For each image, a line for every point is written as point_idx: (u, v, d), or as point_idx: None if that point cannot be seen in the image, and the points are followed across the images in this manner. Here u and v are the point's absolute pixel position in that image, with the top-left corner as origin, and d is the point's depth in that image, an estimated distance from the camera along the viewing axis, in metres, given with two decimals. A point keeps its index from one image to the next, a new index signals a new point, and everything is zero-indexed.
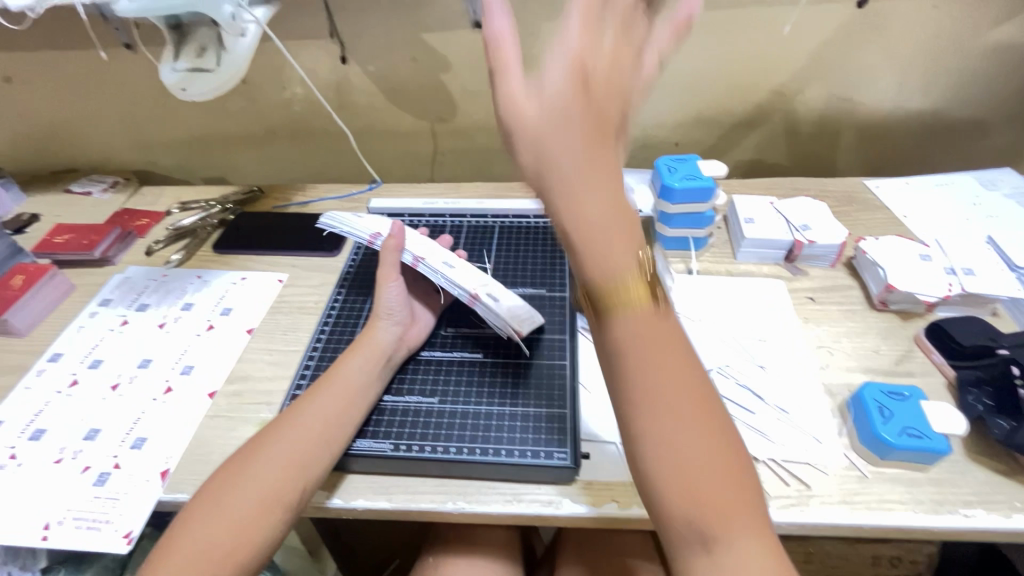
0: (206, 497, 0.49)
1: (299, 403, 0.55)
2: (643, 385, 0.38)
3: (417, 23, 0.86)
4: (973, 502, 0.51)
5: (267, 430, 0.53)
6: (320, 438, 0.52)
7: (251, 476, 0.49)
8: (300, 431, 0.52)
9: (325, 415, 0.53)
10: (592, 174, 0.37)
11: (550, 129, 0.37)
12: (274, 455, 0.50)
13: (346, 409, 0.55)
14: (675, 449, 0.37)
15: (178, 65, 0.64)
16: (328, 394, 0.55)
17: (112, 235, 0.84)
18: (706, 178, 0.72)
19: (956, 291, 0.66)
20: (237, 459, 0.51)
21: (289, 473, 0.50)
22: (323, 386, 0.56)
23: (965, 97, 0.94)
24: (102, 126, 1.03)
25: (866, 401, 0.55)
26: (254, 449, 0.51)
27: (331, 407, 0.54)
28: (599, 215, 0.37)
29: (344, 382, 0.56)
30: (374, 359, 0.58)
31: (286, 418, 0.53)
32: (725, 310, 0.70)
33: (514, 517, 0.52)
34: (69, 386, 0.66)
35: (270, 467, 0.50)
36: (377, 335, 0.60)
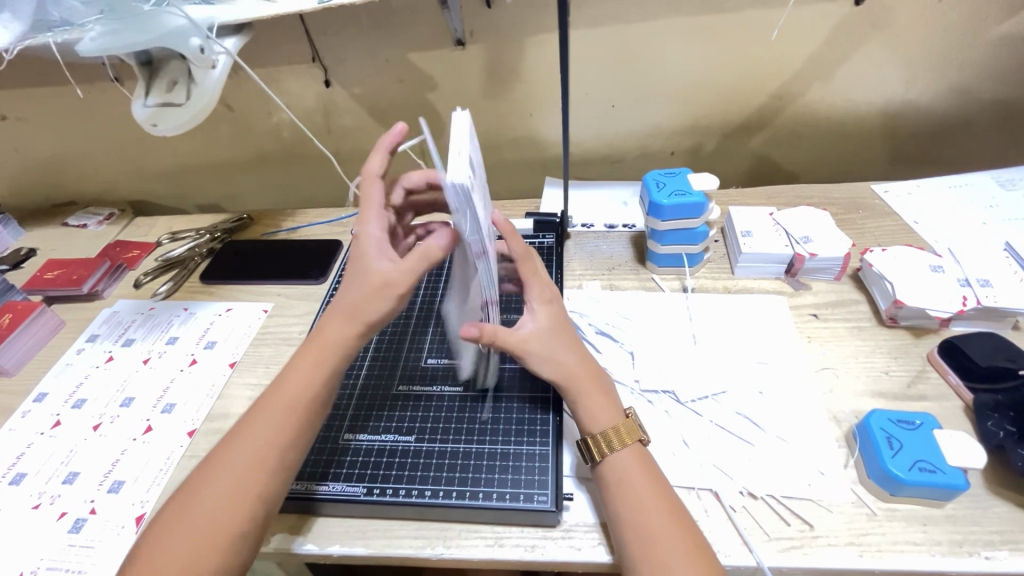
0: (149, 536, 0.44)
1: (240, 425, 0.48)
2: (634, 491, 0.46)
3: (399, 43, 0.85)
4: (996, 542, 0.46)
5: (210, 457, 0.47)
6: (268, 463, 0.46)
7: (194, 512, 0.44)
8: (245, 456, 0.46)
9: (273, 437, 0.47)
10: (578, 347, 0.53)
11: (552, 329, 0.53)
12: (217, 484, 0.45)
13: (295, 426, 0.48)
14: (635, 488, 0.46)
15: (149, 101, 0.63)
16: (270, 413, 0.48)
17: (101, 269, 0.84)
18: (697, 192, 0.68)
19: (971, 304, 0.61)
20: (181, 494, 0.45)
21: (235, 504, 0.44)
22: (268, 399, 0.49)
23: (977, 92, 0.89)
24: (96, 158, 1.04)
25: (872, 431, 0.51)
26: (197, 479, 0.46)
27: (277, 426, 0.48)
28: (579, 366, 0.52)
29: (288, 396, 0.49)
30: (326, 365, 0.50)
31: (227, 442, 0.47)
32: (721, 330, 0.66)
33: (494, 563, 0.49)
34: (52, 427, 0.66)
35: (213, 500, 0.44)
36: (330, 337, 0.50)
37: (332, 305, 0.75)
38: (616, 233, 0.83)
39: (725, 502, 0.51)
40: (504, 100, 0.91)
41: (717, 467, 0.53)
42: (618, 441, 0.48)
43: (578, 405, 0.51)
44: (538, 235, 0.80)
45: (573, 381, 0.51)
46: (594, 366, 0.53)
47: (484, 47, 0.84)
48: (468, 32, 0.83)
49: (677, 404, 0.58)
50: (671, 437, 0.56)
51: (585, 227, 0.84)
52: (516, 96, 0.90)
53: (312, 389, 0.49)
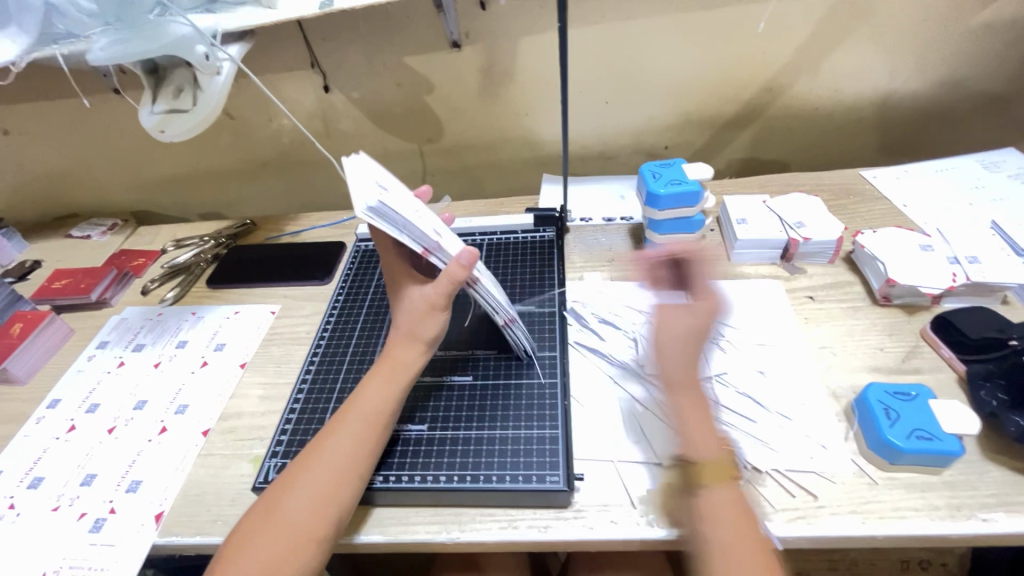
0: (234, 541, 0.46)
1: (319, 439, 0.51)
2: (724, 520, 0.46)
3: (396, 47, 0.87)
4: (992, 505, 0.48)
5: (292, 468, 0.50)
6: (349, 472, 0.49)
7: (281, 519, 0.46)
8: (329, 466, 0.49)
9: (353, 448, 0.50)
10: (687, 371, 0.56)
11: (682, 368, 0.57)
12: (304, 491, 0.48)
13: (372, 440, 0.52)
14: (723, 518, 0.46)
15: (156, 107, 0.65)
16: (350, 427, 0.52)
17: (108, 277, 0.85)
18: (692, 182, 0.70)
19: (960, 281, 0.63)
20: (264, 503, 0.48)
21: (322, 508, 0.47)
22: (346, 412, 0.53)
23: (960, 79, 0.92)
24: (98, 170, 1.05)
25: (870, 403, 0.53)
26: (280, 489, 0.48)
27: (356, 439, 0.51)
28: None
29: (365, 411, 0.52)
30: (398, 385, 0.54)
31: (309, 455, 0.50)
32: (720, 314, 0.68)
33: (511, 544, 0.51)
34: (67, 432, 0.67)
35: (299, 506, 0.47)
36: (401, 357, 0.55)
37: (340, 303, 0.76)
38: (614, 225, 0.85)
39: None
40: (500, 100, 0.93)
41: None
42: (713, 477, 0.48)
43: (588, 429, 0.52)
44: (539, 230, 0.82)
45: None
46: (696, 400, 0.55)
47: (480, 49, 0.86)
48: (463, 34, 0.85)
49: None
50: None
51: (584, 221, 0.86)
52: (512, 95, 0.92)
53: (387, 407, 0.53)
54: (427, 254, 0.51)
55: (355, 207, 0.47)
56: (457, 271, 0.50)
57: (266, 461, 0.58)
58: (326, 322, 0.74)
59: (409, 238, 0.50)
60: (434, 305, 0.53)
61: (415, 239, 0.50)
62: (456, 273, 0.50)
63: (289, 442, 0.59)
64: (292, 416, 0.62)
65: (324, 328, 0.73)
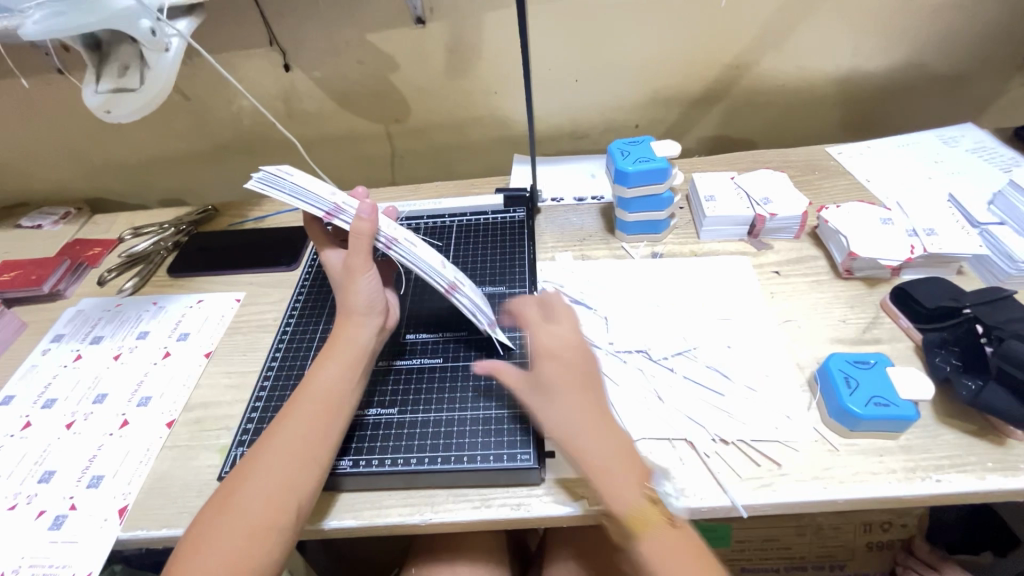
0: (191, 535, 0.46)
1: (272, 426, 0.51)
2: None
3: (358, 23, 0.84)
4: (945, 466, 0.50)
5: (248, 459, 0.49)
6: (304, 459, 0.48)
7: (238, 510, 0.45)
8: (284, 453, 0.48)
9: (307, 433, 0.49)
10: (575, 396, 0.49)
11: (552, 409, 0.49)
12: (260, 479, 0.47)
13: (327, 423, 0.51)
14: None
15: (101, 87, 0.61)
16: (303, 411, 0.51)
17: (61, 267, 0.82)
18: (660, 159, 0.70)
19: (919, 253, 0.65)
20: (220, 496, 0.47)
21: (281, 496, 0.46)
22: (299, 398, 0.52)
23: (921, 55, 0.93)
24: (46, 155, 1.00)
25: (830, 372, 0.54)
26: (236, 480, 0.47)
27: (310, 423, 0.50)
28: (575, 422, 0.48)
29: (317, 394, 0.52)
30: (347, 365, 0.53)
31: (264, 443, 0.49)
32: (689, 290, 0.68)
33: (484, 523, 0.51)
34: (22, 428, 0.64)
35: (256, 496, 0.46)
36: (345, 335, 0.55)
37: (306, 289, 0.74)
38: (585, 205, 0.84)
39: (698, 449, 0.53)
40: (468, 78, 0.91)
41: (689, 417, 0.56)
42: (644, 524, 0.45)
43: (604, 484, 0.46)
44: (509, 210, 0.81)
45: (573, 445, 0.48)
46: (597, 426, 0.48)
47: (445, 25, 0.84)
48: (427, 9, 0.82)
49: (651, 361, 0.61)
50: (646, 393, 0.58)
51: (555, 201, 0.85)
52: (480, 72, 0.90)
53: (340, 389, 0.52)
54: (330, 216, 0.56)
55: (247, 180, 0.54)
56: (360, 225, 0.54)
57: (233, 450, 0.57)
58: (293, 307, 0.72)
59: (308, 205, 0.55)
60: (354, 268, 0.55)
61: (313, 205, 0.55)
62: (361, 227, 0.54)
63: (256, 431, 0.58)
64: (258, 405, 0.61)
65: (290, 314, 0.71)
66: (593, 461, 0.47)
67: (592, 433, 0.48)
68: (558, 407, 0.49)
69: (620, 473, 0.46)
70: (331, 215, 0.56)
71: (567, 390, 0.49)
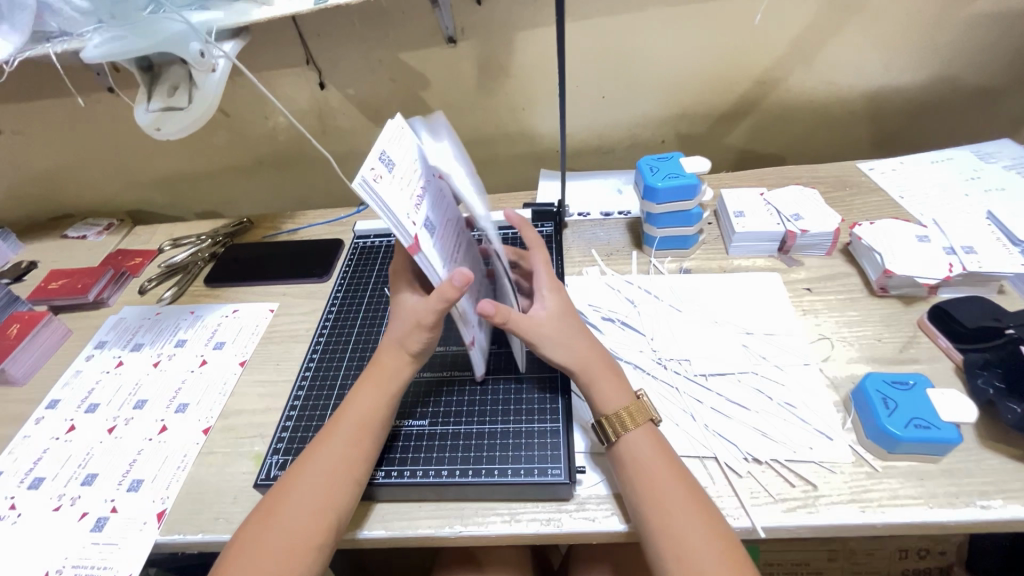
0: (234, 544, 0.47)
1: (312, 445, 0.52)
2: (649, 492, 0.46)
3: (393, 43, 0.86)
4: (990, 492, 0.49)
5: (290, 473, 0.50)
6: (342, 478, 0.49)
7: (279, 522, 0.47)
8: (323, 473, 0.49)
9: (346, 451, 0.51)
10: (564, 309, 0.56)
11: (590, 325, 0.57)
12: (300, 497, 0.48)
13: (364, 443, 0.52)
14: (650, 473, 0.47)
15: (151, 105, 0.64)
16: (342, 434, 0.52)
17: (105, 276, 0.85)
18: (689, 175, 0.70)
19: (957, 271, 0.63)
20: (262, 509, 0.48)
21: (319, 514, 0.47)
22: (339, 421, 0.53)
23: (956, 70, 0.92)
24: (93, 169, 1.05)
25: (868, 392, 0.53)
26: (278, 495, 0.49)
27: (349, 444, 0.51)
28: (589, 353, 0.54)
29: (355, 418, 0.53)
30: (388, 392, 0.54)
31: (306, 459, 0.51)
32: (720, 304, 0.68)
33: (512, 537, 0.51)
34: (67, 432, 0.67)
35: (295, 517, 0.47)
36: (389, 363, 0.55)
37: (338, 301, 0.75)
38: (613, 220, 0.85)
39: (730, 468, 0.53)
40: (497, 95, 0.93)
41: (721, 434, 0.55)
42: (631, 421, 0.50)
43: (592, 389, 0.52)
44: (537, 225, 0.82)
45: (585, 366, 0.53)
46: (605, 353, 0.55)
47: (475, 44, 0.86)
48: (460, 29, 0.84)
49: (683, 377, 0.61)
50: (678, 410, 0.58)
51: (582, 216, 0.86)
52: (509, 90, 0.92)
53: (377, 414, 0.53)
54: (413, 253, 0.45)
55: (356, 178, 0.40)
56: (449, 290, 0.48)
57: (268, 458, 0.57)
58: (325, 316, 0.73)
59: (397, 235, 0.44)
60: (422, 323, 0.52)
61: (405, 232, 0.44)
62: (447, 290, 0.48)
63: (290, 439, 0.59)
64: (292, 413, 0.62)
65: (323, 324, 0.72)
66: (598, 378, 0.53)
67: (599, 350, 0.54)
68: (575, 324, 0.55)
69: (609, 387, 0.52)
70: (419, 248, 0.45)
71: (557, 297, 0.57)
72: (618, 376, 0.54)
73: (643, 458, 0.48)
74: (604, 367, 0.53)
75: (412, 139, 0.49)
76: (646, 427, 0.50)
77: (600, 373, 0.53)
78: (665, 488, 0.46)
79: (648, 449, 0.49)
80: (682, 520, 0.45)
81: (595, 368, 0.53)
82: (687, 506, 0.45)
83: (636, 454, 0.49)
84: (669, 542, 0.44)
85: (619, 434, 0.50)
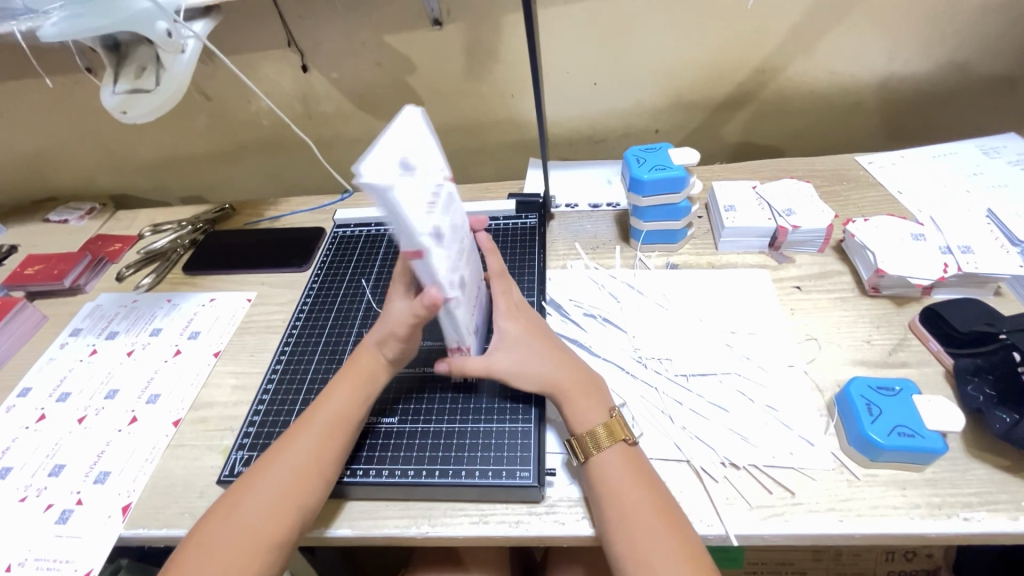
0: (193, 537, 0.46)
1: (283, 440, 0.50)
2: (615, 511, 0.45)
3: (375, 24, 0.83)
4: (974, 503, 0.47)
5: (256, 468, 0.49)
6: (309, 476, 0.48)
7: (240, 518, 0.45)
8: (289, 469, 0.48)
9: (314, 448, 0.49)
10: (529, 332, 0.55)
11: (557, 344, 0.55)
12: (263, 493, 0.46)
13: (333, 442, 0.50)
14: (619, 488, 0.46)
15: (118, 87, 0.62)
16: (313, 430, 0.50)
17: (82, 263, 0.83)
18: (677, 167, 0.67)
19: (952, 272, 0.61)
20: (223, 505, 0.47)
21: (282, 512, 0.46)
22: (310, 417, 0.51)
23: (963, 60, 0.88)
24: (75, 152, 1.03)
25: (852, 398, 0.51)
26: (242, 489, 0.47)
27: (318, 441, 0.50)
28: (559, 373, 0.52)
29: (330, 415, 0.51)
30: (363, 391, 0.53)
31: (274, 454, 0.49)
32: (705, 301, 0.66)
33: (480, 539, 0.50)
34: (36, 421, 0.66)
35: (257, 514, 0.46)
36: (367, 362, 0.54)
37: (315, 292, 0.74)
38: (601, 212, 0.82)
39: (706, 473, 0.51)
40: (484, 81, 0.90)
41: (698, 438, 0.53)
42: (606, 439, 0.49)
43: (567, 410, 0.51)
44: (521, 216, 0.79)
45: (557, 389, 0.52)
46: (581, 372, 0.53)
47: (461, 26, 0.83)
48: (445, 10, 0.81)
49: (662, 377, 0.59)
50: (656, 412, 0.56)
51: (569, 207, 0.84)
52: (497, 75, 0.89)
53: (352, 413, 0.52)
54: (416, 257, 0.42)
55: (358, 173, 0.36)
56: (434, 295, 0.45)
57: (233, 453, 0.56)
58: (301, 307, 0.72)
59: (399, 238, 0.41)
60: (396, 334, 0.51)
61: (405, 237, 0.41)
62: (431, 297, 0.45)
63: (257, 433, 0.58)
64: (261, 407, 0.60)
65: (299, 315, 0.71)
66: (571, 399, 0.51)
67: (572, 372, 0.53)
68: (542, 346, 0.54)
69: (583, 406, 0.51)
70: (425, 254, 0.42)
71: (521, 319, 0.56)
72: (595, 394, 0.52)
73: (613, 474, 0.47)
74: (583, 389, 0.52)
75: (423, 134, 0.45)
76: (622, 447, 0.49)
77: (576, 395, 0.51)
78: (633, 507, 0.45)
79: (621, 464, 0.48)
80: (653, 540, 0.43)
81: (569, 390, 0.52)
82: (654, 522, 0.44)
83: (607, 471, 0.47)
84: (634, 560, 0.43)
85: (589, 456, 0.49)
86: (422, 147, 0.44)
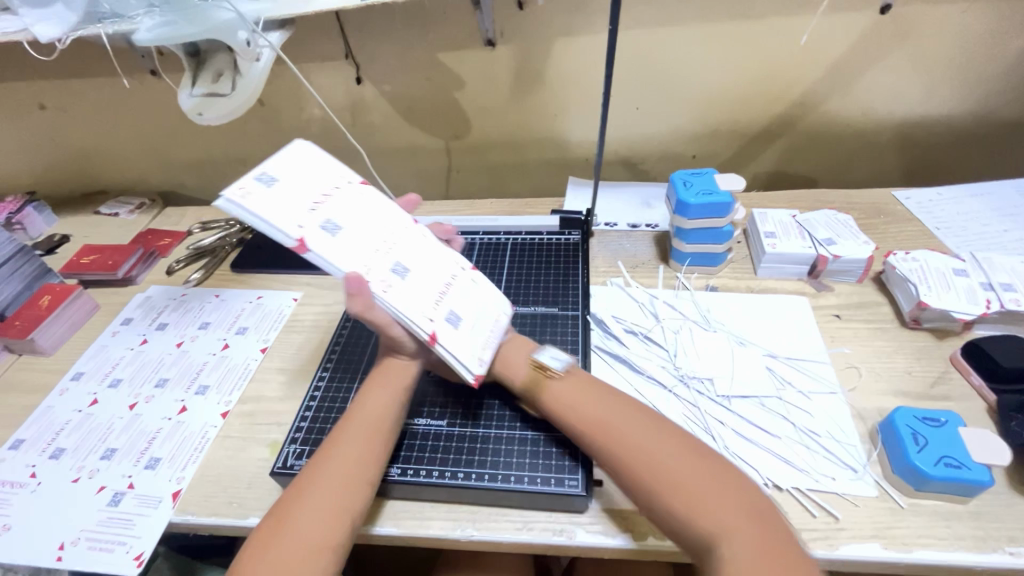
0: (250, 544, 0.46)
1: (327, 443, 0.52)
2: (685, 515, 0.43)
3: (432, 43, 0.87)
4: (1020, 539, 0.47)
5: (306, 471, 0.50)
6: (356, 479, 0.49)
7: (299, 522, 0.46)
8: (339, 472, 0.49)
9: (358, 451, 0.50)
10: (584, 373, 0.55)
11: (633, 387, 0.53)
12: (318, 497, 0.47)
13: (374, 445, 0.51)
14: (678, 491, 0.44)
15: (195, 90, 0.66)
16: (354, 433, 0.52)
17: (134, 255, 0.86)
18: (722, 193, 0.69)
19: (995, 309, 0.62)
20: (278, 510, 0.47)
21: (337, 515, 0.47)
22: (348, 424, 0.53)
23: (1001, 104, 0.90)
24: (129, 149, 1.07)
25: (897, 426, 0.52)
26: (295, 494, 0.48)
27: (360, 443, 0.51)
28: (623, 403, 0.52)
29: (368, 420, 0.53)
30: (396, 396, 0.55)
31: (320, 458, 0.50)
32: (746, 323, 0.67)
33: (523, 546, 0.51)
34: (89, 405, 0.68)
35: (312, 519, 0.46)
36: (395, 366, 0.56)
37: None
38: (639, 232, 0.84)
39: None
40: (530, 100, 0.93)
41: (741, 458, 0.54)
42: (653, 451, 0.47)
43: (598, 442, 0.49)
44: (563, 232, 0.82)
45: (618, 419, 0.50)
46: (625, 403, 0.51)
47: (512, 48, 0.86)
48: (499, 32, 0.85)
49: (705, 396, 0.60)
50: (700, 431, 0.57)
51: (609, 226, 0.86)
52: (543, 96, 0.92)
53: (388, 416, 0.53)
54: (301, 249, 0.48)
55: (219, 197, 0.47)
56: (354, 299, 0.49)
57: (285, 446, 0.57)
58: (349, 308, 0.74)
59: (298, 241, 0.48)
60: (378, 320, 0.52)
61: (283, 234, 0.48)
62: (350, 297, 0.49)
63: (309, 428, 0.59)
64: (312, 402, 0.62)
65: (347, 316, 0.73)
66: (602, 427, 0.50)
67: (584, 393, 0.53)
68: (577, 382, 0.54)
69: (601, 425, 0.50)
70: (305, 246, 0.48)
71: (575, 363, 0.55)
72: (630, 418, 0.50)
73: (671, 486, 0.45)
74: (628, 421, 0.49)
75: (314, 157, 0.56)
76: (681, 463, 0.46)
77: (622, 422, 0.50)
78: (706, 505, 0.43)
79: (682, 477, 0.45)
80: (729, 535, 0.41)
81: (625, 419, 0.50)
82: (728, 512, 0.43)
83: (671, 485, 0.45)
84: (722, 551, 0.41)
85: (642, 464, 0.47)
86: (309, 166, 0.55)
